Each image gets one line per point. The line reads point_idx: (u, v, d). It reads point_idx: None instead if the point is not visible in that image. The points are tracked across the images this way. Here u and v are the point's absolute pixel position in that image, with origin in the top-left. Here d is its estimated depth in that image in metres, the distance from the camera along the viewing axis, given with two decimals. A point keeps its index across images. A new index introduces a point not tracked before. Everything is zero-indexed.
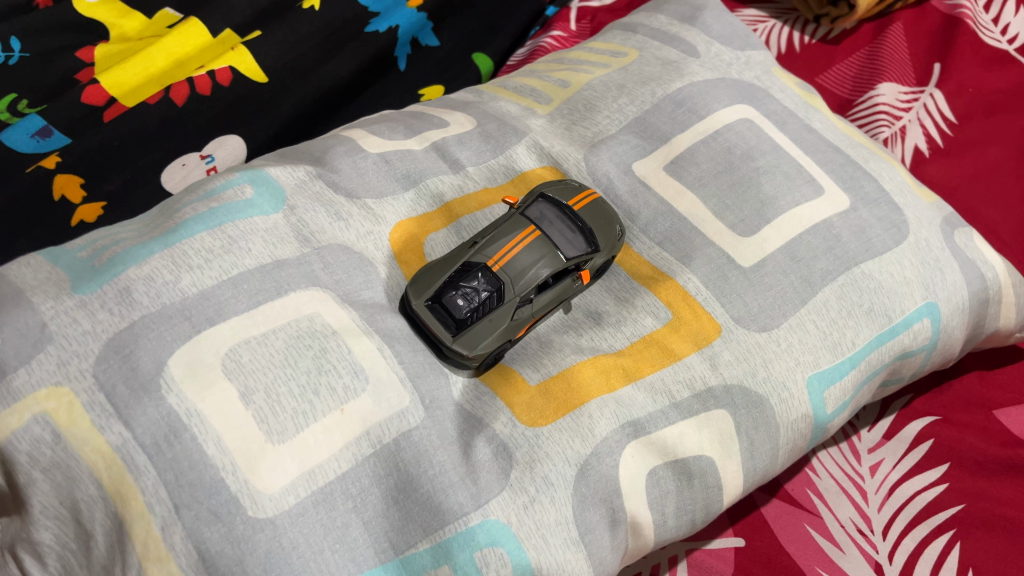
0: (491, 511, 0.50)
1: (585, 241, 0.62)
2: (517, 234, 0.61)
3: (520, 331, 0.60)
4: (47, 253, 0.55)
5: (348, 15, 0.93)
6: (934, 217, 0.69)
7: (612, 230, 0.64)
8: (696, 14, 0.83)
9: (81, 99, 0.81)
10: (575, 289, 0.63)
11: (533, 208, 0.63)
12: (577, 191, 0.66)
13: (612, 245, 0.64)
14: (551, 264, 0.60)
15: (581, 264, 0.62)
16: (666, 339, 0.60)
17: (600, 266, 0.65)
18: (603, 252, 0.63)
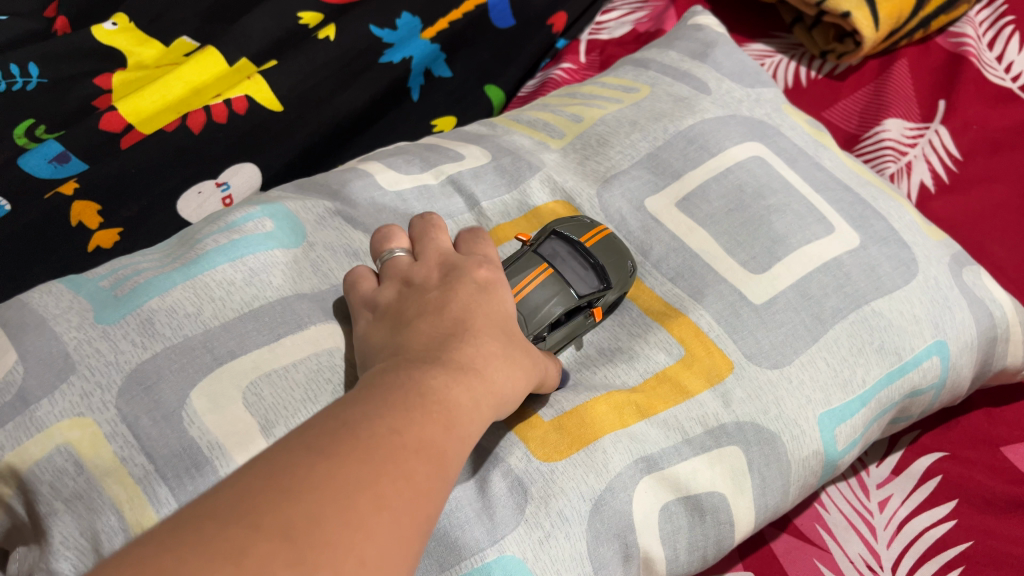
0: (507, 547, 0.50)
1: (598, 278, 0.63)
2: (531, 271, 0.61)
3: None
4: (70, 282, 0.57)
5: (361, 46, 0.95)
6: (943, 256, 0.69)
7: (623, 268, 0.65)
8: (707, 51, 0.84)
9: (99, 125, 0.83)
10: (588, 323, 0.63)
11: (546, 244, 0.64)
12: (589, 226, 0.66)
13: (623, 283, 0.64)
14: (564, 302, 0.60)
15: (594, 300, 0.62)
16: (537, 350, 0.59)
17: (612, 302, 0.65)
18: (617, 289, 0.64)
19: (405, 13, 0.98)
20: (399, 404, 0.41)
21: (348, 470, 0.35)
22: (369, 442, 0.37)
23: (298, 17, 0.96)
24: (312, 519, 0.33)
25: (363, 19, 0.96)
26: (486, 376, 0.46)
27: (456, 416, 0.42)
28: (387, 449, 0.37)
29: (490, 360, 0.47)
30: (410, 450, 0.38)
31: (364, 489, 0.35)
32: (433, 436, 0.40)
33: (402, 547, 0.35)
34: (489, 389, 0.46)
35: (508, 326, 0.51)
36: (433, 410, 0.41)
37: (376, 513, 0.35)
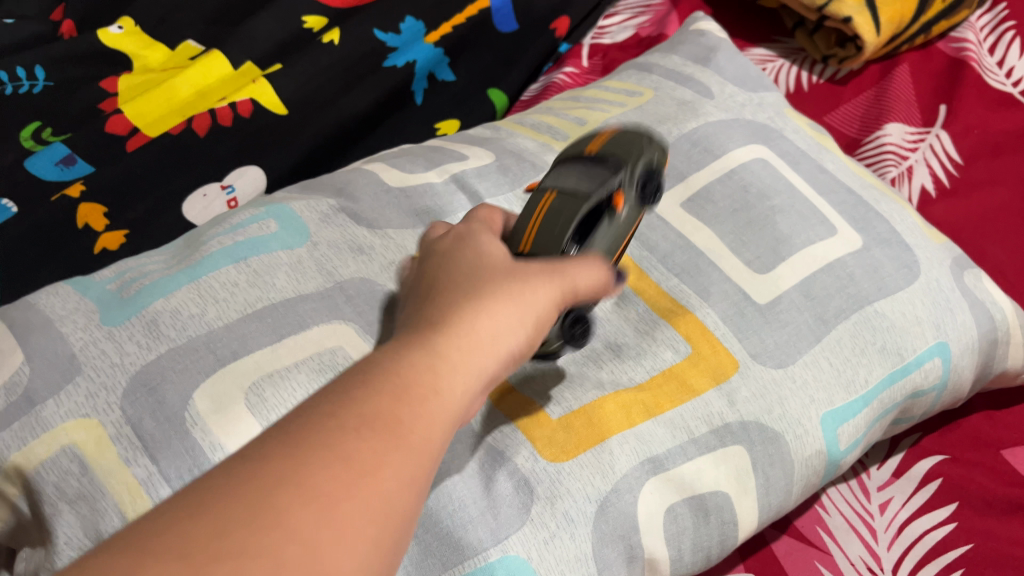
0: (511, 547, 0.50)
1: (603, 166, 0.60)
2: (538, 204, 0.57)
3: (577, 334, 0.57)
4: (76, 284, 0.57)
5: (364, 50, 0.96)
6: (945, 258, 0.70)
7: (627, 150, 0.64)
8: (710, 56, 0.85)
9: (104, 129, 0.84)
10: (631, 207, 0.61)
11: (549, 176, 0.60)
12: (588, 138, 0.65)
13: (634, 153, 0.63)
14: (580, 202, 0.56)
15: (611, 185, 0.59)
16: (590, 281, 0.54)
17: (649, 183, 0.63)
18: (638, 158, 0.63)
19: (409, 17, 0.99)
20: (342, 388, 0.37)
21: (270, 468, 0.32)
22: (311, 432, 0.34)
23: (302, 21, 0.97)
24: (227, 523, 0.30)
25: (366, 24, 0.97)
26: (469, 340, 0.42)
27: (429, 386, 0.39)
28: (332, 434, 0.34)
29: (468, 317, 0.43)
30: (356, 430, 0.35)
31: (294, 483, 0.32)
32: (395, 409, 0.37)
33: (349, 538, 0.32)
34: (460, 345, 0.41)
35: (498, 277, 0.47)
36: (396, 388, 0.38)
37: (311, 507, 0.31)
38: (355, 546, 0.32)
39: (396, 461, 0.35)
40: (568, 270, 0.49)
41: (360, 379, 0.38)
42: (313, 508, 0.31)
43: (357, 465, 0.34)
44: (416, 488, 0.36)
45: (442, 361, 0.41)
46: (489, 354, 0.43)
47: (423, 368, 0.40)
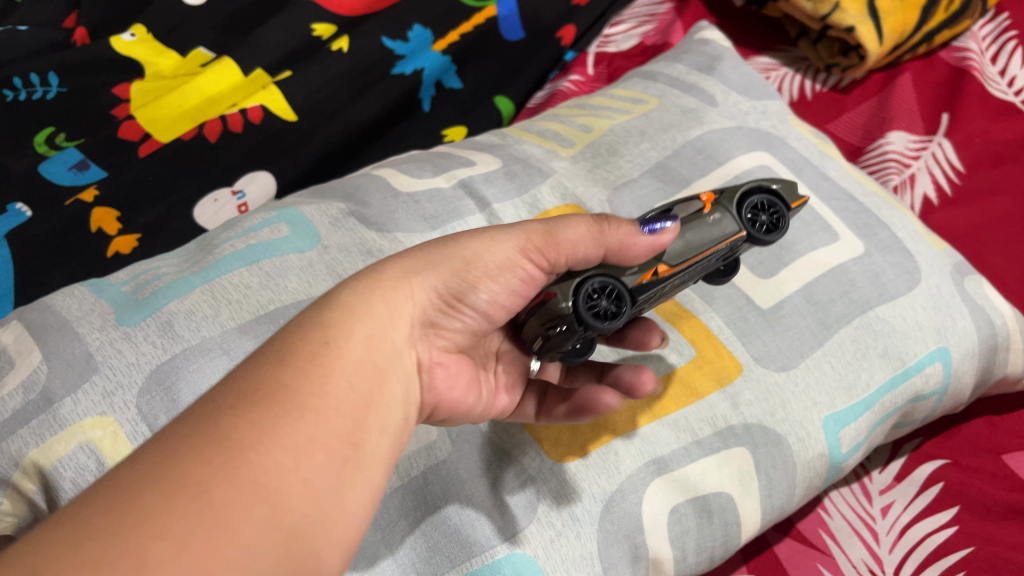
0: (518, 545, 0.51)
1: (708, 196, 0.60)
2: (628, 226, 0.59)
3: (600, 307, 0.51)
4: (92, 286, 0.58)
5: (374, 57, 0.96)
6: (946, 265, 0.71)
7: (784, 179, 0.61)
8: (714, 64, 0.86)
9: (117, 134, 0.86)
10: (725, 209, 0.56)
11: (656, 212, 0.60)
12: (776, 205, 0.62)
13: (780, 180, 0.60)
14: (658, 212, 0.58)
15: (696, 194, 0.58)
16: (539, 259, 0.50)
17: (760, 219, 0.58)
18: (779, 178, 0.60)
19: (416, 26, 0.99)
20: (230, 379, 0.40)
21: (154, 458, 0.35)
22: (192, 428, 0.37)
23: (312, 28, 0.98)
24: (96, 529, 0.32)
25: (376, 32, 0.97)
26: (357, 312, 0.44)
27: (321, 356, 0.41)
28: (212, 425, 0.37)
29: (353, 293, 0.45)
30: (234, 411, 0.38)
31: (169, 476, 0.34)
32: (275, 391, 0.39)
33: (235, 509, 0.34)
34: (351, 325, 0.43)
35: (394, 257, 0.48)
36: (278, 370, 0.40)
37: (188, 496, 0.33)
38: (247, 512, 0.34)
39: (282, 435, 0.37)
40: (457, 247, 0.48)
41: (244, 370, 0.40)
42: (188, 496, 0.33)
43: (236, 447, 0.36)
44: (314, 454, 0.38)
45: (330, 335, 0.42)
46: (390, 328, 0.45)
47: (308, 346, 0.41)
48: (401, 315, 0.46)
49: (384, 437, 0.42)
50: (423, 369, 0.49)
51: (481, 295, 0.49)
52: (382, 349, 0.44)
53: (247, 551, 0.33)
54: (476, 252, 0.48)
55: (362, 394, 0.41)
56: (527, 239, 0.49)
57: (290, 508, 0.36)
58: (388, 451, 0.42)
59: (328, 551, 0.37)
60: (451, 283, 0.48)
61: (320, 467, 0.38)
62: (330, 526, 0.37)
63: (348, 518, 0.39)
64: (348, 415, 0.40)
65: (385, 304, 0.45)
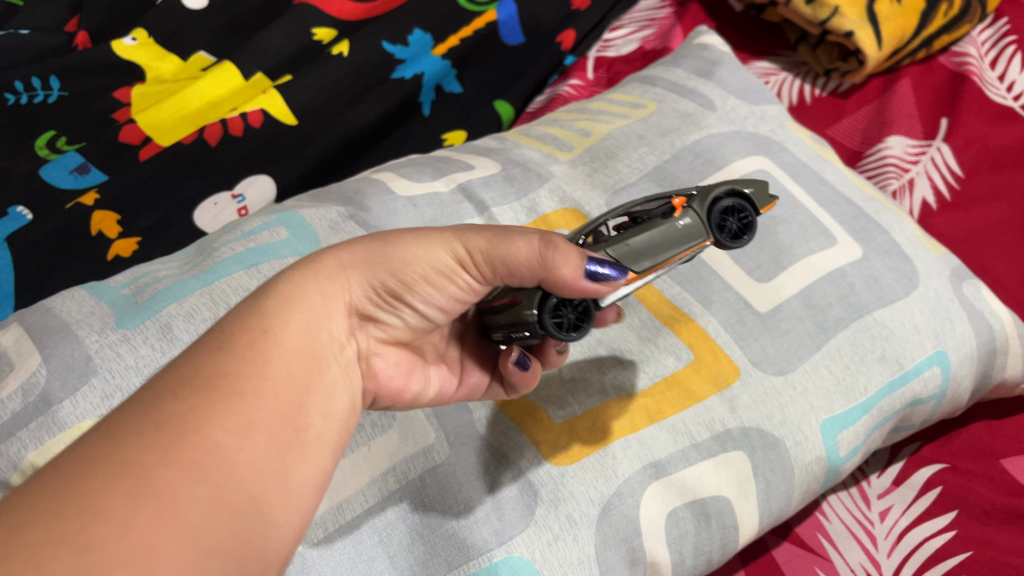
0: (515, 548, 0.51)
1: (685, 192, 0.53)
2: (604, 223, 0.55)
3: (564, 318, 0.50)
4: (91, 289, 0.59)
5: (374, 61, 0.97)
6: (944, 269, 0.71)
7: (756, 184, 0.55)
8: (713, 69, 0.86)
9: (117, 138, 0.86)
10: (695, 212, 0.50)
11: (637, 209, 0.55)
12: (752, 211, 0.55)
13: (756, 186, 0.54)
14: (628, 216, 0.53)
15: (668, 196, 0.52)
16: (473, 271, 0.51)
17: (730, 225, 0.52)
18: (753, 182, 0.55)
19: (416, 30, 1.00)
20: (168, 369, 0.41)
21: (99, 443, 0.36)
22: (132, 415, 0.38)
23: (312, 33, 0.98)
24: (46, 510, 0.32)
25: (375, 36, 0.98)
26: (294, 301, 0.46)
27: (259, 343, 0.43)
28: (152, 411, 0.38)
29: (293, 284, 0.46)
30: (174, 396, 0.39)
31: (112, 460, 0.35)
32: (214, 376, 0.40)
33: (182, 489, 0.35)
34: (287, 314, 0.45)
35: (332, 248, 0.50)
36: (216, 357, 0.41)
37: (132, 479, 0.34)
38: (194, 490, 0.35)
39: (223, 417, 0.39)
40: (394, 249, 0.49)
41: (182, 360, 0.42)
42: (132, 481, 0.34)
43: (179, 431, 0.37)
44: (255, 435, 0.39)
45: (267, 323, 0.44)
46: (326, 318, 0.47)
47: (246, 334, 0.43)
48: (337, 306, 0.48)
49: (325, 420, 0.44)
50: (363, 359, 0.51)
51: (417, 297, 0.51)
52: (322, 337, 0.46)
53: (196, 529, 0.35)
54: (411, 256, 0.49)
55: (301, 380, 0.43)
56: (463, 251, 0.50)
57: (235, 488, 0.37)
58: (329, 435, 0.44)
59: (274, 529, 0.39)
60: (387, 280, 0.49)
61: (261, 448, 0.39)
62: (275, 505, 0.39)
63: (292, 497, 0.41)
64: (287, 400, 0.42)
65: (323, 297, 0.47)
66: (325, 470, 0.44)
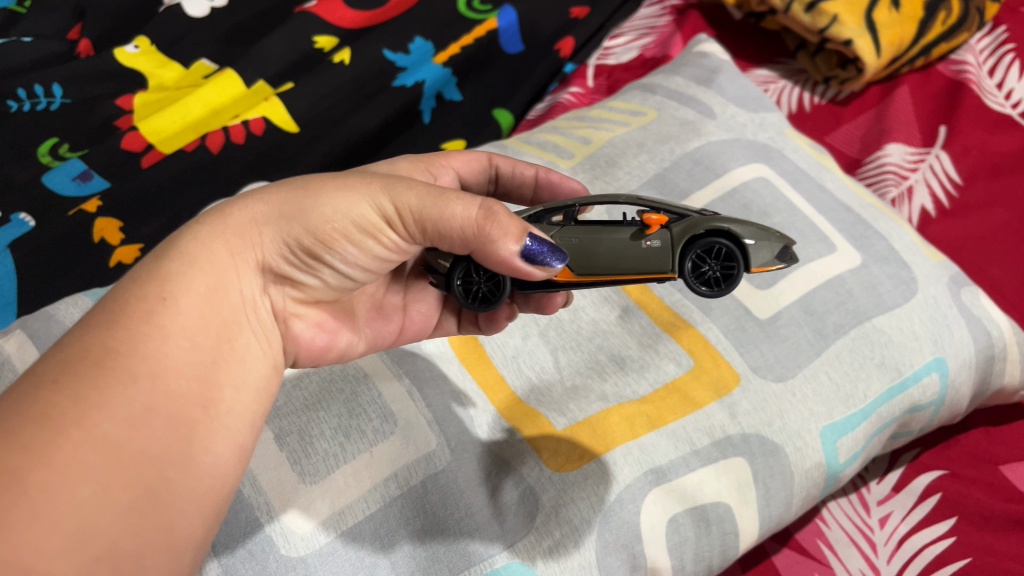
0: (517, 554, 0.52)
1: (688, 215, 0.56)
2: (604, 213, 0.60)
3: (476, 287, 0.57)
4: (97, 294, 0.60)
5: (375, 70, 0.97)
6: (943, 276, 0.71)
7: (777, 237, 0.54)
8: (712, 77, 0.87)
9: (120, 145, 0.86)
10: (668, 237, 0.54)
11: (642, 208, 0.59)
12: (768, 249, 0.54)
13: (767, 243, 0.53)
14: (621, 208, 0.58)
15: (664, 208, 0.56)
16: (400, 230, 0.49)
17: (708, 274, 0.55)
18: (774, 236, 0.54)
19: (418, 38, 1.01)
20: (61, 348, 0.43)
21: None
22: (22, 403, 0.39)
23: (313, 41, 0.98)
24: None
25: (377, 44, 0.98)
26: (197, 266, 0.47)
27: (157, 317, 0.44)
28: (35, 401, 0.39)
29: (198, 245, 0.47)
30: (63, 385, 0.40)
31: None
32: (103, 358, 0.42)
33: (62, 491, 0.37)
34: (185, 282, 0.46)
35: (251, 199, 0.49)
36: (109, 336, 0.43)
37: (5, 486, 0.36)
38: (74, 492, 0.37)
39: (111, 404, 0.40)
40: (315, 203, 0.47)
41: (78, 337, 0.43)
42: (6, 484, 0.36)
43: (60, 425, 0.39)
44: (149, 420, 0.41)
45: (167, 291, 0.45)
46: (231, 287, 0.48)
47: (142, 306, 0.45)
48: (244, 267, 0.48)
49: (238, 393, 0.47)
50: (280, 320, 0.52)
51: (338, 259, 0.50)
52: (229, 303, 0.48)
53: (78, 532, 0.37)
54: (330, 212, 0.47)
55: (203, 356, 0.45)
56: (391, 210, 0.48)
57: (125, 480, 0.39)
58: (238, 407, 0.47)
59: (177, 516, 0.41)
60: (301, 239, 0.48)
61: (157, 435, 0.41)
62: (179, 490, 0.42)
63: (200, 481, 0.43)
64: (191, 380, 0.44)
65: (231, 258, 0.48)
66: (240, 441, 0.46)
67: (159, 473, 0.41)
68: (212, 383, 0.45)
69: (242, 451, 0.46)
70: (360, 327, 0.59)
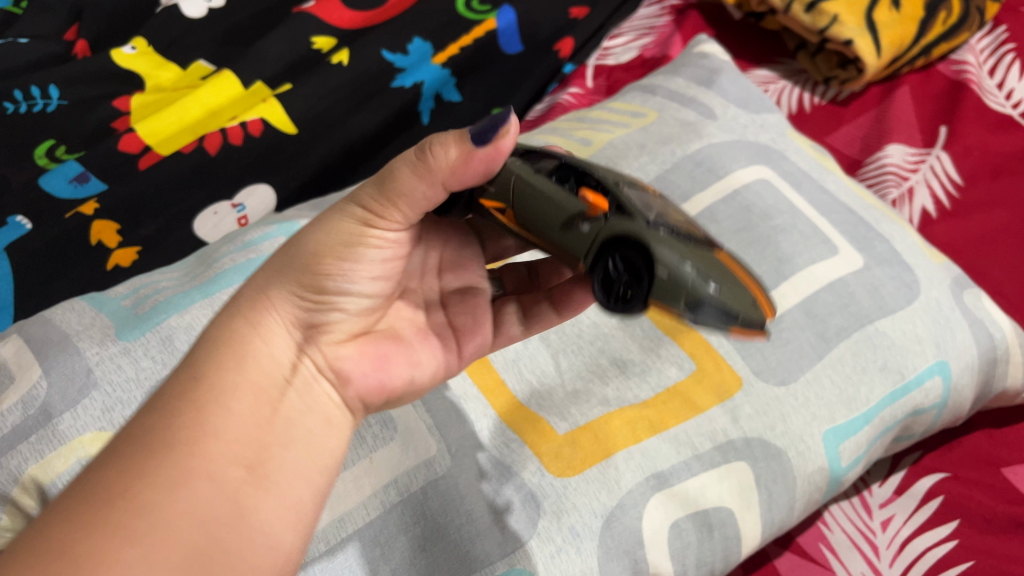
0: (518, 560, 0.52)
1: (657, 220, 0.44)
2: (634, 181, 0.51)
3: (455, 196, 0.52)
4: (93, 300, 0.60)
5: (372, 71, 0.97)
6: (945, 278, 0.71)
7: (747, 290, 0.44)
8: (713, 78, 0.86)
9: (117, 147, 0.85)
10: (598, 229, 0.44)
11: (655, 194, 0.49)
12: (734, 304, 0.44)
13: (685, 286, 0.42)
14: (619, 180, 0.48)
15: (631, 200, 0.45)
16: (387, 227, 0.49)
17: (615, 286, 0.45)
18: (711, 290, 0.42)
19: (416, 39, 1.00)
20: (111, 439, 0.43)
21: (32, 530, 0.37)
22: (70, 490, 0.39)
23: (312, 42, 0.98)
24: None
25: (376, 45, 0.98)
26: (230, 342, 0.47)
27: (194, 389, 0.44)
28: (82, 484, 0.39)
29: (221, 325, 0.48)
30: (108, 465, 0.40)
31: (34, 547, 0.36)
32: (145, 434, 0.41)
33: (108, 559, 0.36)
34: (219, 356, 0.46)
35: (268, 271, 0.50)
36: (151, 416, 0.42)
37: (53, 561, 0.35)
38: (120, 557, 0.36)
39: (154, 474, 0.40)
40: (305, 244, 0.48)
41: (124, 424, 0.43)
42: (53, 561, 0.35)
43: (104, 499, 0.38)
44: (195, 484, 0.40)
45: (202, 369, 0.45)
46: (265, 353, 0.47)
47: (178, 386, 0.44)
48: (274, 331, 0.48)
49: (288, 448, 0.45)
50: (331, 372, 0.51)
51: (341, 280, 0.49)
52: (265, 369, 0.47)
53: None
54: (319, 240, 0.48)
55: (247, 419, 0.44)
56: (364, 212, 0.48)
57: (174, 542, 0.38)
58: (292, 466, 0.45)
59: None
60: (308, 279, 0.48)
61: (206, 497, 0.40)
62: (234, 551, 0.40)
63: (255, 541, 0.41)
64: (236, 442, 0.43)
65: (259, 330, 0.48)
66: (297, 499, 0.45)
67: (210, 536, 0.39)
68: (261, 443, 0.44)
69: (299, 508, 0.45)
70: (417, 348, 0.55)
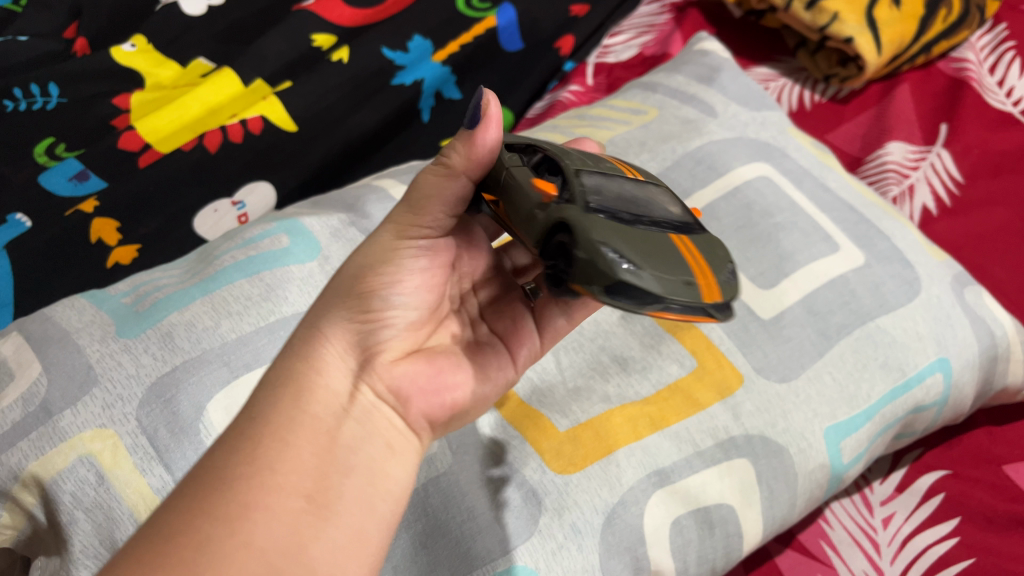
0: (519, 557, 0.51)
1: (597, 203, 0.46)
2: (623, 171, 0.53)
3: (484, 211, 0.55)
4: (94, 297, 0.60)
5: (373, 68, 0.97)
6: (945, 276, 0.71)
7: (685, 269, 0.44)
8: (714, 75, 0.86)
9: (117, 144, 0.85)
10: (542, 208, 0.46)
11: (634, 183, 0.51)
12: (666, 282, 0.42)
13: (597, 270, 0.41)
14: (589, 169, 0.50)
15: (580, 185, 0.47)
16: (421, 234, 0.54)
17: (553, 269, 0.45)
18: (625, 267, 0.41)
19: (416, 36, 1.01)
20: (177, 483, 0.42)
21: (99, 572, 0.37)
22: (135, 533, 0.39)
23: (312, 40, 0.98)
24: None
25: (376, 43, 0.98)
26: (288, 379, 0.46)
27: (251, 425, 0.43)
28: (147, 526, 0.39)
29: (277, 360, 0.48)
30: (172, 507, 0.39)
31: None
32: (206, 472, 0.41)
33: None
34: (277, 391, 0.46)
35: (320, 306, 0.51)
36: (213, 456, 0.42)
37: None
38: None
39: (214, 508, 0.39)
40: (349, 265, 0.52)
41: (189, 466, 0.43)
42: None
43: (166, 537, 0.38)
44: (256, 515, 0.39)
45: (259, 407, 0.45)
46: (323, 385, 0.47)
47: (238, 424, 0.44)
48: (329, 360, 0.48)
49: (348, 478, 0.44)
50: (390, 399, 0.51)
51: (387, 291, 0.51)
52: (323, 398, 0.47)
53: None
54: (362, 257, 0.52)
55: (307, 450, 0.43)
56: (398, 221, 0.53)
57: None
58: (354, 497, 0.44)
59: None
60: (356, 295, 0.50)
61: (267, 529, 0.39)
62: None
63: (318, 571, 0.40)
64: (296, 474, 0.42)
65: (314, 359, 0.48)
66: (360, 532, 0.43)
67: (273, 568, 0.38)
68: (321, 474, 0.43)
69: (363, 538, 0.43)
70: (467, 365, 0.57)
